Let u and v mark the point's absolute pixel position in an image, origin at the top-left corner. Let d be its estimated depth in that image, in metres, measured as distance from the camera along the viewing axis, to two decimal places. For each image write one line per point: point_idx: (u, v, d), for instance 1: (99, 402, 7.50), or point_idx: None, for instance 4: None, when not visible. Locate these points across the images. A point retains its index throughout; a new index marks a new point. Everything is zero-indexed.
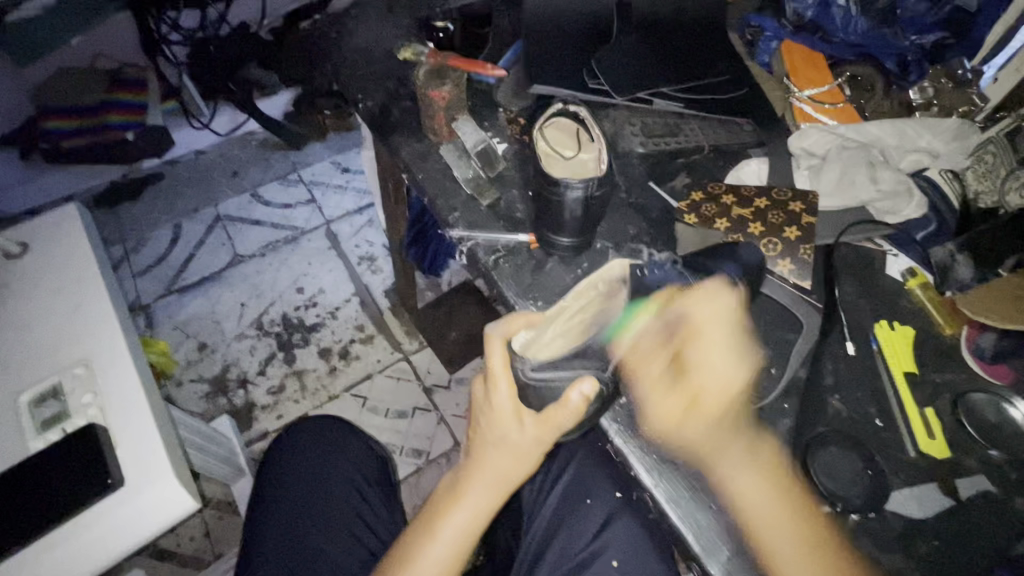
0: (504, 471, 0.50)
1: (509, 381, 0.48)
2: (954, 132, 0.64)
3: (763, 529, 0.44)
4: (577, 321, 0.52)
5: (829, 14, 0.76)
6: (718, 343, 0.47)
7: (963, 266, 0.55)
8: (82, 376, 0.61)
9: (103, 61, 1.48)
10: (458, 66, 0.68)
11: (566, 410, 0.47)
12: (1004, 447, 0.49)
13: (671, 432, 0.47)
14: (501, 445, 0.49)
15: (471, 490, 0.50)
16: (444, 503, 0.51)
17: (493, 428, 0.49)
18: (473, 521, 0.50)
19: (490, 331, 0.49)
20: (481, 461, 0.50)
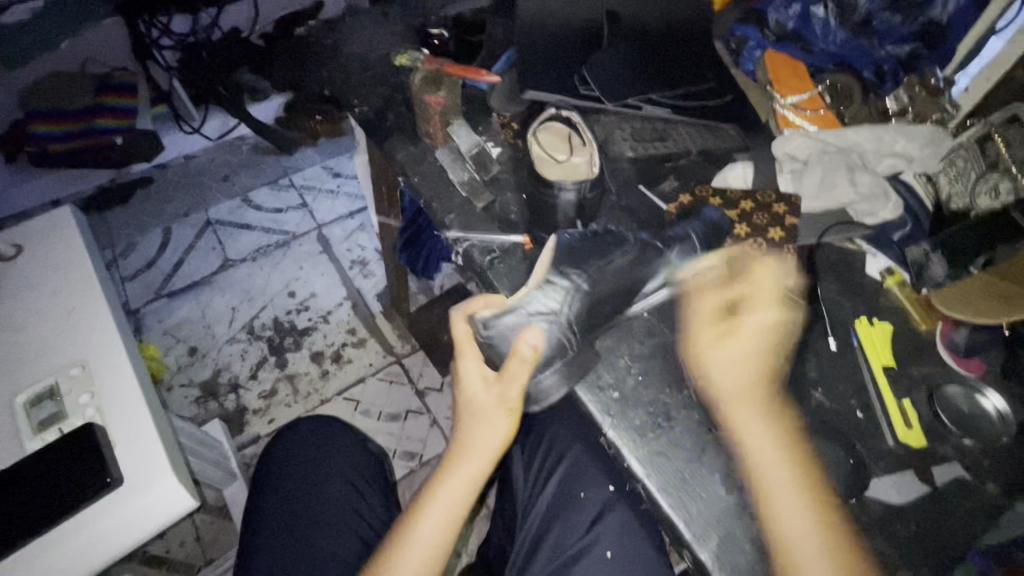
0: (479, 440, 0.51)
1: (472, 350, 0.53)
2: (928, 137, 0.67)
3: (781, 503, 0.45)
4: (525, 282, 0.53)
5: (809, 26, 0.79)
6: (768, 296, 0.52)
7: (937, 265, 0.58)
8: (78, 376, 0.61)
9: (92, 66, 1.45)
10: (453, 72, 0.69)
11: (516, 360, 0.49)
12: (976, 436, 0.51)
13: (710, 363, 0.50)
14: (472, 414, 0.52)
15: (453, 465, 0.52)
16: (433, 483, 0.53)
17: (462, 399, 0.53)
18: (457, 495, 0.52)
19: (451, 310, 0.55)
20: (461, 433, 0.53)
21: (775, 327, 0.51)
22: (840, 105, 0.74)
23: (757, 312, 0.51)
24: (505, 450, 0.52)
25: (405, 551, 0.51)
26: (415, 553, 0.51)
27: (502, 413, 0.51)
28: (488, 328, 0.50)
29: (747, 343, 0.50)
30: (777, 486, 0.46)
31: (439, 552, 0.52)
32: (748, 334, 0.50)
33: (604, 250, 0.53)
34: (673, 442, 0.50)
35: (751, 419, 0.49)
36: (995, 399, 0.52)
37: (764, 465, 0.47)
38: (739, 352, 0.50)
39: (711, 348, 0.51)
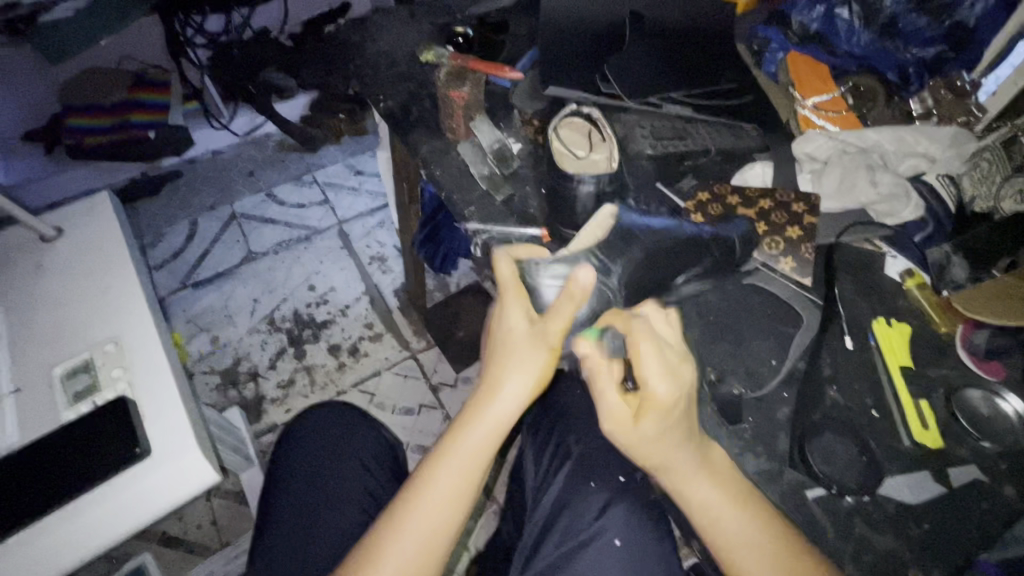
0: (509, 378, 0.51)
1: (516, 287, 0.53)
2: (951, 139, 0.66)
3: (738, 548, 0.45)
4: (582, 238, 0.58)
5: (835, 28, 0.79)
6: (662, 361, 0.46)
7: (959, 267, 0.58)
8: (111, 353, 0.64)
9: (128, 63, 1.52)
10: (478, 69, 0.74)
11: (566, 297, 0.49)
12: (995, 439, 0.50)
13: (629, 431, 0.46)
14: (507, 353, 0.51)
15: (480, 411, 0.51)
16: (461, 423, 0.52)
17: (502, 340, 0.52)
18: (484, 434, 0.51)
19: (496, 252, 0.55)
20: (493, 375, 0.51)
21: (676, 399, 0.46)
22: (863, 108, 0.74)
23: (657, 387, 0.45)
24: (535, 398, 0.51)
25: (427, 495, 0.50)
26: (436, 496, 0.50)
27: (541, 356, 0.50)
28: (539, 269, 0.55)
29: (658, 426, 0.45)
30: (724, 537, 0.45)
31: (456, 506, 0.50)
32: (659, 412, 0.45)
33: (661, 233, 0.59)
34: None
35: (697, 486, 0.46)
36: (1014, 402, 0.52)
37: (698, 516, 0.46)
38: (653, 434, 0.46)
39: (633, 408, 0.48)
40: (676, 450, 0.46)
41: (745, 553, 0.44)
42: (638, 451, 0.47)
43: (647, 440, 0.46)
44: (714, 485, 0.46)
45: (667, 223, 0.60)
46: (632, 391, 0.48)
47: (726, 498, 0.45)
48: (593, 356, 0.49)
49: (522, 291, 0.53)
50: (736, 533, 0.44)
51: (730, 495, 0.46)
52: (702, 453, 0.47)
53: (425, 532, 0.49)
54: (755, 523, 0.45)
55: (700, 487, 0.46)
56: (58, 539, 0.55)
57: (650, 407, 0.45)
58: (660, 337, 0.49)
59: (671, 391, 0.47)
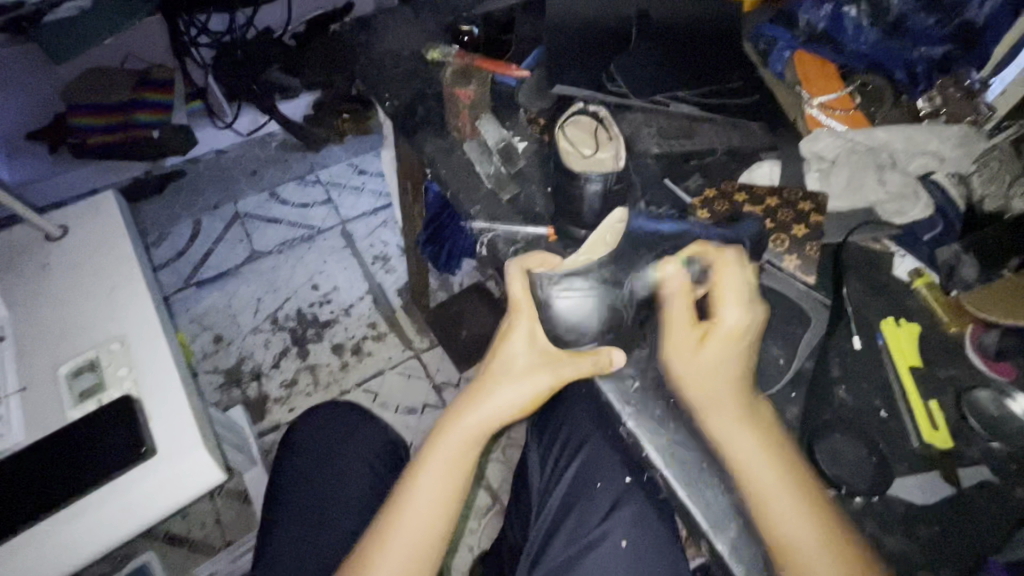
0: (502, 392, 0.53)
1: (526, 304, 0.53)
2: (961, 137, 0.65)
3: (784, 522, 0.44)
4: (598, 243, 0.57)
5: (842, 26, 0.79)
6: (739, 292, 0.50)
7: (969, 267, 0.57)
8: (117, 351, 0.64)
9: (131, 61, 1.53)
10: (484, 68, 0.74)
11: (523, 309, 0.53)
12: (1006, 440, 0.50)
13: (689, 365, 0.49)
14: (497, 371, 0.54)
15: (466, 424, 0.53)
16: (446, 427, 0.54)
17: (501, 358, 0.54)
18: (469, 441, 0.53)
19: (509, 263, 0.54)
20: (484, 390, 0.54)
21: (740, 335, 0.49)
22: (870, 107, 0.73)
23: (729, 313, 0.49)
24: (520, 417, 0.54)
25: (413, 494, 0.52)
26: (422, 504, 0.52)
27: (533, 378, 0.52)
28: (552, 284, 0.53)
29: (720, 353, 0.49)
30: (761, 485, 0.45)
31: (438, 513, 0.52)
32: (724, 339, 0.49)
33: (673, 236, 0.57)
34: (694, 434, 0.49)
35: (739, 437, 0.47)
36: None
37: (749, 478, 0.46)
38: (710, 363, 0.49)
39: (684, 355, 0.49)
40: (730, 392, 0.48)
41: (781, 512, 0.44)
42: (689, 381, 0.49)
43: (704, 370, 0.49)
44: (757, 433, 0.47)
45: (680, 228, 0.58)
46: (688, 331, 0.50)
47: (767, 450, 0.46)
48: (672, 282, 0.51)
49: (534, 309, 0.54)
50: (773, 490, 0.45)
51: (769, 448, 0.47)
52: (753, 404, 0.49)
53: (408, 532, 0.51)
54: (785, 481, 0.45)
55: (742, 438, 0.47)
56: (63, 538, 0.55)
57: (714, 335, 0.49)
58: (740, 276, 0.51)
59: (713, 341, 0.49)
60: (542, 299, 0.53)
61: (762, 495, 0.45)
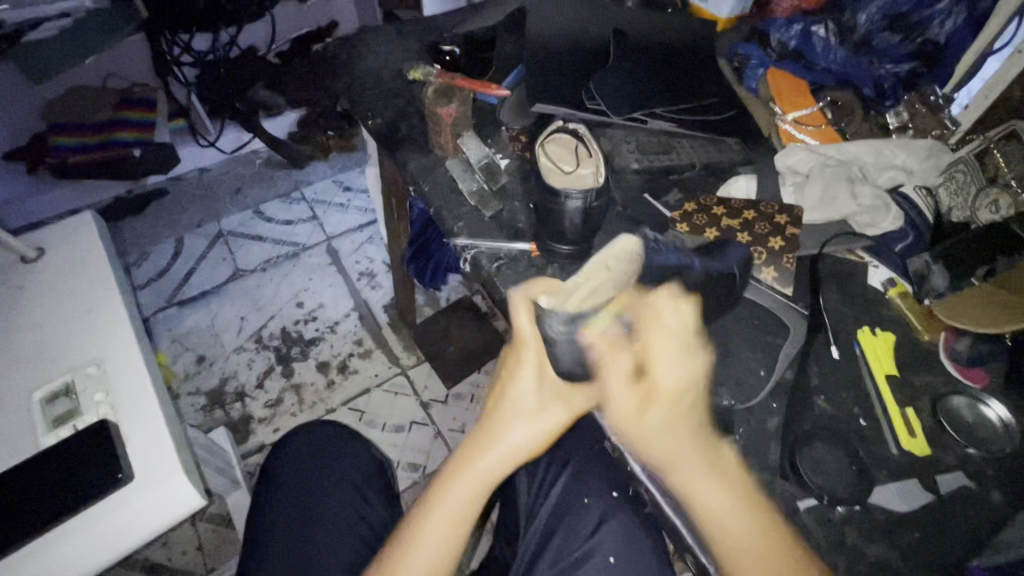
0: (513, 434, 0.50)
1: (535, 338, 0.51)
2: (928, 150, 0.68)
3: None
4: (601, 270, 0.55)
5: (811, 44, 0.81)
6: (671, 351, 0.48)
7: (938, 276, 0.59)
8: (94, 375, 0.62)
9: (113, 80, 1.54)
10: (465, 86, 0.73)
11: (527, 345, 0.51)
12: (981, 446, 0.51)
13: (633, 428, 0.47)
14: (504, 412, 0.51)
15: (473, 465, 0.51)
16: (457, 467, 0.51)
17: (507, 397, 0.51)
18: (476, 486, 0.51)
19: (512, 293, 0.52)
20: (491, 429, 0.51)
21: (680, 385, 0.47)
22: (841, 122, 0.75)
23: (662, 376, 0.47)
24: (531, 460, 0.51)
25: (417, 541, 0.50)
26: (426, 550, 0.50)
27: (546, 419, 0.50)
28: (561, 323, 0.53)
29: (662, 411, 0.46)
30: (725, 535, 0.44)
31: (444, 559, 0.50)
32: (665, 400, 0.47)
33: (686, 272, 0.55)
34: None
35: (697, 483, 0.45)
36: (998, 408, 0.53)
37: (722, 540, 0.44)
38: (658, 425, 0.46)
39: (628, 423, 0.47)
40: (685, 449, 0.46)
41: (751, 560, 0.43)
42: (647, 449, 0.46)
43: (657, 429, 0.46)
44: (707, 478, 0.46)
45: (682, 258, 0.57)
46: (631, 392, 0.47)
47: (726, 494, 0.45)
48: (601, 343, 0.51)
49: (541, 343, 0.52)
50: (743, 542, 0.43)
51: (732, 499, 0.45)
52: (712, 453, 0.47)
53: None
54: (755, 530, 0.44)
55: (704, 488, 0.45)
56: (34, 569, 0.53)
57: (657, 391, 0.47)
58: (671, 325, 0.49)
59: (657, 402, 0.46)
60: (547, 332, 0.53)
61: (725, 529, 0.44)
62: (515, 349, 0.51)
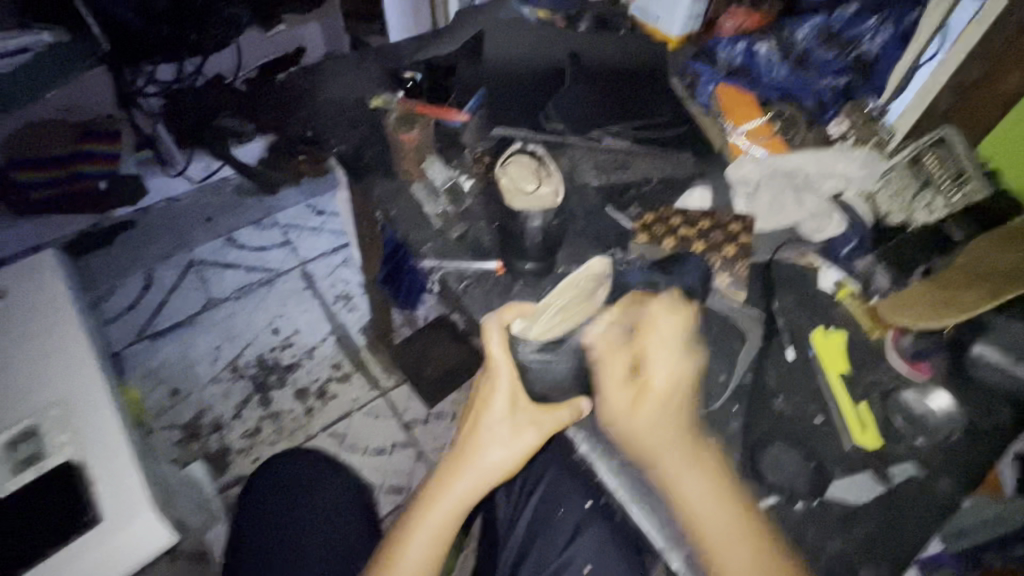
0: (488, 455, 0.52)
1: (509, 364, 0.52)
2: (863, 161, 0.71)
3: None
4: (575, 298, 0.55)
5: (755, 61, 0.84)
6: (669, 346, 0.51)
7: (881, 276, 0.64)
8: (58, 417, 0.61)
9: (75, 113, 1.48)
10: (427, 113, 0.76)
11: (500, 369, 0.52)
12: (929, 436, 0.54)
13: (626, 424, 0.49)
14: (477, 434, 0.53)
15: (450, 485, 0.52)
16: (436, 493, 0.53)
17: (481, 420, 0.53)
18: (456, 507, 0.52)
19: (485, 322, 0.53)
20: (466, 452, 0.53)
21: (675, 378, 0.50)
22: (788, 132, 0.79)
23: (655, 377, 0.50)
24: (507, 479, 0.53)
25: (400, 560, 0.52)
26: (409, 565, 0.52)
27: (519, 441, 0.51)
28: (536, 355, 0.52)
29: (653, 400, 0.49)
30: (705, 523, 0.46)
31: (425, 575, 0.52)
32: (654, 395, 0.50)
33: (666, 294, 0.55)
34: None
35: (686, 481, 0.48)
36: (941, 399, 0.55)
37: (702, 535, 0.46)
38: (648, 422, 0.49)
39: (619, 417, 0.50)
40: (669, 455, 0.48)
41: (724, 552, 0.45)
42: (636, 441, 0.49)
43: (644, 429, 0.49)
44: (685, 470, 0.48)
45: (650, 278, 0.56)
46: (624, 391, 0.50)
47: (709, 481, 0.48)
48: (602, 340, 0.52)
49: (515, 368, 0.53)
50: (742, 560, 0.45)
51: (722, 504, 0.47)
52: (699, 450, 0.49)
53: None
54: (736, 528, 0.46)
55: (691, 490, 0.48)
56: None
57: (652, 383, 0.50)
58: (673, 326, 0.52)
59: (648, 401, 0.49)
60: (521, 357, 0.53)
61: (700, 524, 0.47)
62: (488, 373, 0.53)
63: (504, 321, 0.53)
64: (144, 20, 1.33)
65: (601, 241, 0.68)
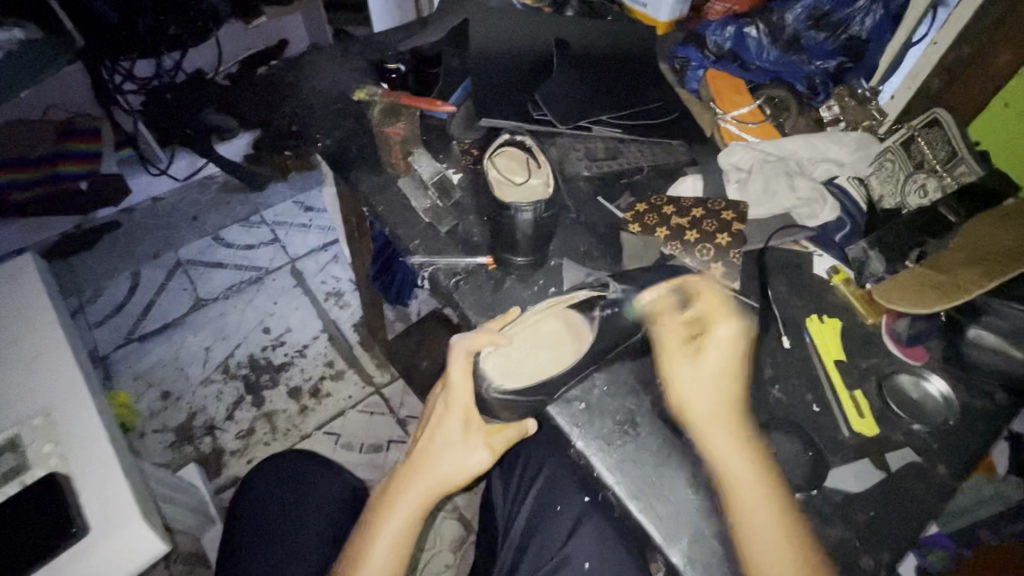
0: (439, 468, 0.51)
1: (467, 384, 0.52)
2: (856, 143, 0.71)
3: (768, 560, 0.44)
4: (548, 326, 0.58)
5: (745, 45, 0.82)
6: (726, 311, 0.52)
7: (876, 261, 0.61)
8: (41, 427, 0.59)
9: (53, 112, 1.46)
10: (412, 105, 0.74)
11: (458, 386, 0.52)
12: (924, 421, 0.53)
13: (682, 382, 0.50)
14: (430, 446, 0.52)
15: (400, 498, 0.51)
16: (381, 510, 0.52)
17: (433, 433, 0.53)
18: (408, 519, 0.51)
19: (455, 344, 0.52)
20: (417, 463, 0.52)
21: (738, 340, 0.50)
22: (779, 118, 0.78)
23: (720, 328, 0.51)
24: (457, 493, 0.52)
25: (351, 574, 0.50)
26: None
27: (472, 455, 0.51)
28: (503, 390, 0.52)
29: (717, 354, 0.50)
30: (739, 480, 0.47)
31: None
32: (716, 348, 0.50)
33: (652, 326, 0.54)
34: (641, 447, 0.51)
35: (726, 447, 0.48)
36: (939, 383, 0.55)
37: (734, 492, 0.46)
38: (710, 367, 0.50)
39: (681, 364, 0.50)
40: (722, 417, 0.48)
41: (747, 508, 0.46)
42: (686, 395, 0.49)
43: (703, 386, 0.49)
44: (734, 428, 0.48)
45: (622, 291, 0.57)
46: (681, 346, 0.51)
47: (744, 441, 0.48)
48: (660, 308, 0.54)
49: (471, 384, 0.53)
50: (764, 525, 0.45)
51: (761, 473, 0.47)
52: (744, 425, 0.49)
53: None
54: (766, 494, 0.46)
55: (734, 458, 0.47)
56: None
57: (712, 347, 0.50)
58: (721, 295, 0.54)
59: (710, 347, 0.50)
60: (482, 390, 0.53)
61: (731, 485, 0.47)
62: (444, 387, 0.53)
63: (473, 350, 0.53)
64: (121, 13, 1.27)
65: (593, 233, 0.67)
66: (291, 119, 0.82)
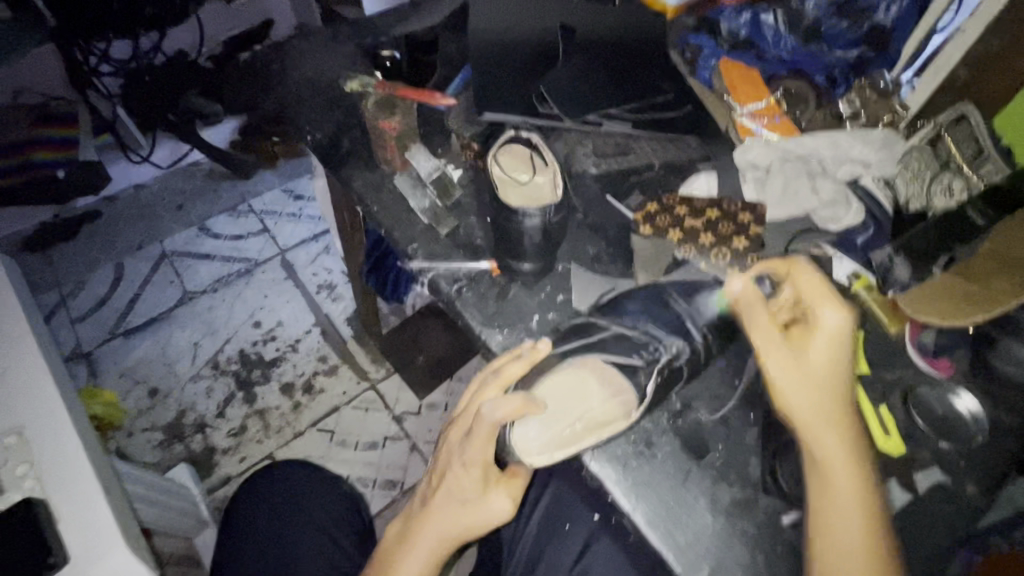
0: (459, 519, 0.52)
1: (488, 444, 0.51)
2: (882, 141, 0.67)
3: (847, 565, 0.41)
4: (576, 373, 0.53)
5: (761, 33, 0.79)
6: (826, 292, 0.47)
7: (901, 269, 0.59)
8: (13, 447, 0.55)
9: (24, 97, 1.36)
10: (407, 96, 0.69)
11: (482, 445, 0.51)
12: (952, 438, 0.51)
13: (790, 373, 0.46)
14: (448, 495, 0.53)
15: (419, 542, 0.53)
16: (398, 555, 0.54)
17: (451, 483, 0.53)
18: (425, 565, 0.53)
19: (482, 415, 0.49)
20: (435, 511, 0.53)
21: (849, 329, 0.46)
22: (796, 112, 0.73)
23: (827, 315, 0.46)
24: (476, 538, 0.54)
25: None
26: None
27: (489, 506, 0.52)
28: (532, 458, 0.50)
29: (822, 347, 0.46)
30: (836, 480, 0.43)
31: None
32: (824, 337, 0.46)
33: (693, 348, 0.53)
34: (656, 470, 0.49)
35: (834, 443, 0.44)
36: (968, 401, 0.52)
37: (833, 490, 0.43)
38: (820, 361, 0.46)
39: (778, 359, 0.46)
40: (830, 413, 0.45)
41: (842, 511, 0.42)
42: (792, 392, 0.45)
43: (813, 372, 0.46)
44: (847, 436, 0.44)
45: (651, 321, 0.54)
46: (780, 340, 0.47)
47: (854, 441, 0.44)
48: (750, 296, 0.50)
49: (492, 443, 0.51)
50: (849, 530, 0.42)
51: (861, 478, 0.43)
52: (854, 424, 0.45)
53: None
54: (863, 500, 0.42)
55: (841, 455, 0.44)
56: None
57: (818, 335, 0.46)
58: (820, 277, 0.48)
59: (818, 340, 0.46)
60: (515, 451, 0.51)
61: (830, 481, 0.43)
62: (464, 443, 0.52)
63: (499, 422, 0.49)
64: None
65: (602, 237, 0.63)
66: (278, 109, 0.76)
